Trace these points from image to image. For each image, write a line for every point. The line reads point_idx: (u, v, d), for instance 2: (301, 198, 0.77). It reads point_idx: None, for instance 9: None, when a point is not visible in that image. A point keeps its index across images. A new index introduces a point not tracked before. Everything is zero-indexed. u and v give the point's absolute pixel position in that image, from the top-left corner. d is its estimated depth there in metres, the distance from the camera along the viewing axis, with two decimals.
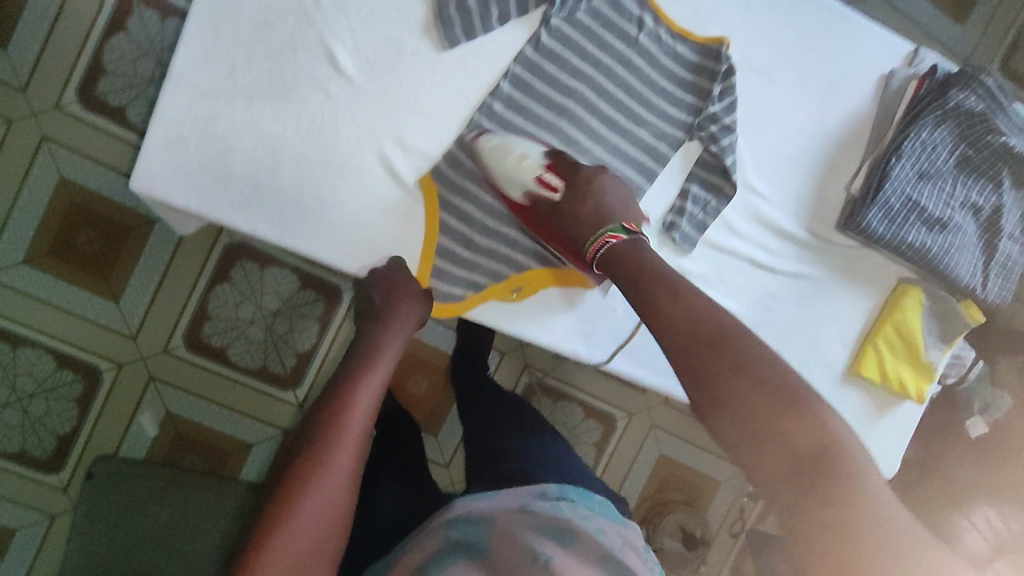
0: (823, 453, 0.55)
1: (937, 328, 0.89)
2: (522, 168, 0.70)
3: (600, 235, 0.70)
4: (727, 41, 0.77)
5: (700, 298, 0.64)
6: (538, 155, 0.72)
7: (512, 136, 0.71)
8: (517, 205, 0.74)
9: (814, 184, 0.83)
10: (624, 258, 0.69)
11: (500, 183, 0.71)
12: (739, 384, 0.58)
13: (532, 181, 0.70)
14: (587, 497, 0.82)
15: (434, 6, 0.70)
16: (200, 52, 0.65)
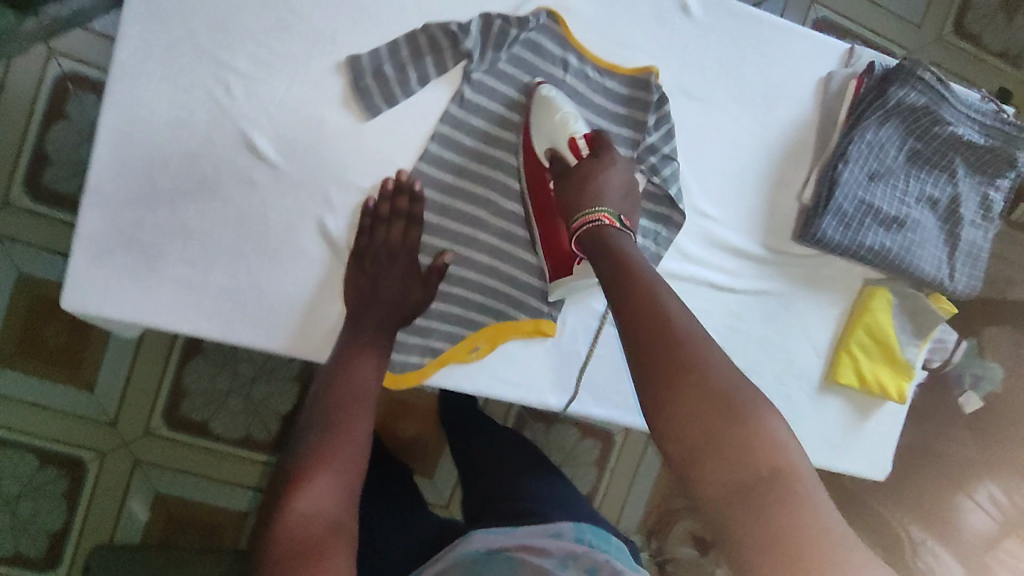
0: (778, 472, 0.46)
1: (909, 325, 0.88)
2: (559, 126, 0.69)
3: (592, 213, 0.65)
4: (656, 70, 0.75)
5: (661, 293, 0.57)
6: (584, 125, 0.71)
7: (568, 98, 0.71)
8: (536, 163, 0.72)
9: (763, 198, 0.83)
10: (606, 240, 0.63)
11: (534, 128, 0.71)
12: (679, 388, 0.50)
13: (563, 138, 0.69)
14: (604, 537, 0.74)
15: (350, 78, 0.68)
16: (114, 162, 0.64)
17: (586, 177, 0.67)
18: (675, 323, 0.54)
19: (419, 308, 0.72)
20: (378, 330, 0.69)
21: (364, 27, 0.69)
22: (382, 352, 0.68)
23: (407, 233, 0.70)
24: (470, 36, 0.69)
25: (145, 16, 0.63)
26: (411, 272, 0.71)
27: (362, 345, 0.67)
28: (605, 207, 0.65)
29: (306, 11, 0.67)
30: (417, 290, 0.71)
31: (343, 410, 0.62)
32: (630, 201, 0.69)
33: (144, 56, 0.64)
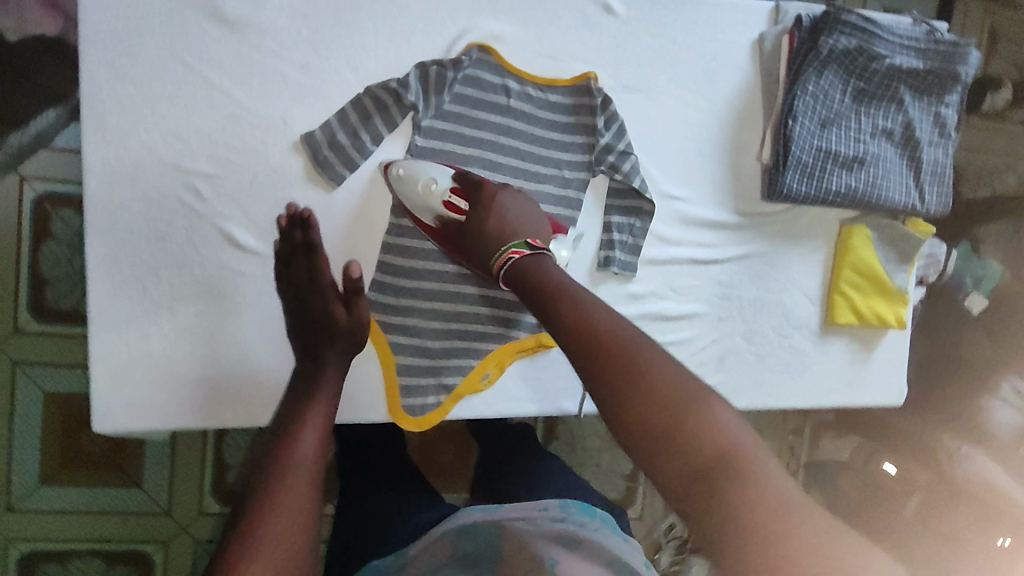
0: (730, 451, 0.49)
1: (893, 253, 0.91)
2: (429, 195, 0.71)
3: (503, 252, 0.69)
4: (594, 74, 0.78)
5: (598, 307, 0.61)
6: (448, 176, 0.73)
7: (423, 160, 0.72)
8: (428, 228, 0.74)
9: (726, 168, 0.85)
10: (523, 271, 0.67)
11: (410, 207, 0.73)
12: (632, 385, 0.53)
13: (437, 204, 0.72)
14: (590, 510, 0.74)
15: (307, 154, 0.71)
16: (109, 285, 0.68)
17: (486, 217, 0.71)
18: (611, 335, 0.57)
19: (360, 326, 0.71)
20: (321, 378, 0.67)
21: (311, 102, 0.71)
22: (328, 406, 0.65)
23: (317, 263, 0.71)
24: (410, 89, 0.72)
25: (104, 143, 0.66)
26: (332, 294, 0.70)
27: (311, 397, 0.65)
28: (511, 242, 0.70)
29: (253, 101, 0.70)
30: (342, 310, 0.71)
31: (285, 472, 0.56)
32: (540, 222, 0.73)
33: (113, 181, 0.67)
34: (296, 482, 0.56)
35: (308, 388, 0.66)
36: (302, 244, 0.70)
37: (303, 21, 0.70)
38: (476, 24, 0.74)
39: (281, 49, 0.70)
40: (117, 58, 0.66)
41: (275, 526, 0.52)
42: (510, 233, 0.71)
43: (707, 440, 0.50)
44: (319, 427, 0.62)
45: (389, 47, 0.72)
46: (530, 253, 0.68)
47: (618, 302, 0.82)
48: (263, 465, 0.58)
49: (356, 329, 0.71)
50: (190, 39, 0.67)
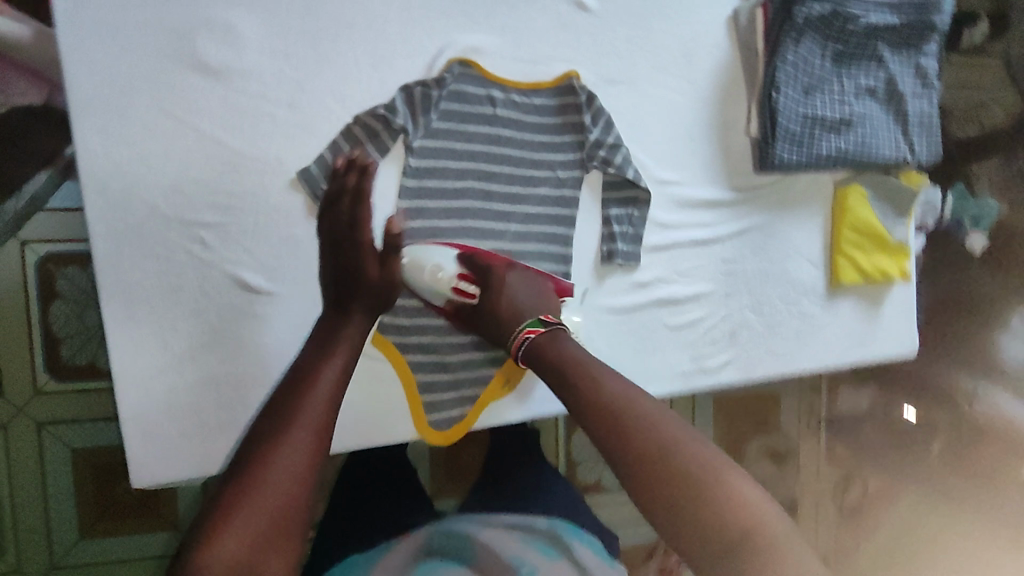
0: (750, 525, 0.54)
1: (889, 208, 0.92)
2: (437, 282, 0.74)
3: (519, 333, 0.73)
4: (575, 72, 0.79)
5: (614, 378, 0.64)
6: (450, 258, 0.75)
7: (422, 245, 0.75)
8: (440, 310, 0.77)
9: (716, 146, 0.85)
10: (543, 348, 0.71)
11: (416, 293, 0.76)
12: (653, 466, 0.57)
13: (447, 289, 0.75)
14: (576, 531, 0.79)
15: (305, 190, 0.72)
16: (129, 344, 0.69)
17: (497, 301, 0.76)
18: (628, 404, 0.61)
19: (387, 286, 0.73)
20: (339, 333, 0.69)
21: (302, 138, 0.72)
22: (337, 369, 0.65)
23: (357, 215, 0.72)
24: (398, 112, 0.73)
25: (105, 207, 0.67)
26: (370, 246, 0.72)
27: (323, 359, 0.65)
28: (526, 321, 0.74)
29: (245, 145, 0.70)
30: (375, 266, 0.72)
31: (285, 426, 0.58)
32: (549, 299, 0.78)
33: (119, 241, 0.68)
34: (294, 435, 0.57)
35: (322, 352, 0.67)
36: (347, 197, 0.72)
37: (284, 60, 0.70)
38: (454, 39, 0.75)
39: (267, 90, 0.70)
40: (108, 122, 0.67)
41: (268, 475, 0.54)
42: (520, 314, 0.75)
43: (731, 510, 0.55)
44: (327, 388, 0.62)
45: (371, 73, 0.73)
46: (544, 331, 0.72)
47: (626, 292, 0.84)
48: (277, 406, 0.60)
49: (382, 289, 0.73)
50: (177, 93, 0.68)
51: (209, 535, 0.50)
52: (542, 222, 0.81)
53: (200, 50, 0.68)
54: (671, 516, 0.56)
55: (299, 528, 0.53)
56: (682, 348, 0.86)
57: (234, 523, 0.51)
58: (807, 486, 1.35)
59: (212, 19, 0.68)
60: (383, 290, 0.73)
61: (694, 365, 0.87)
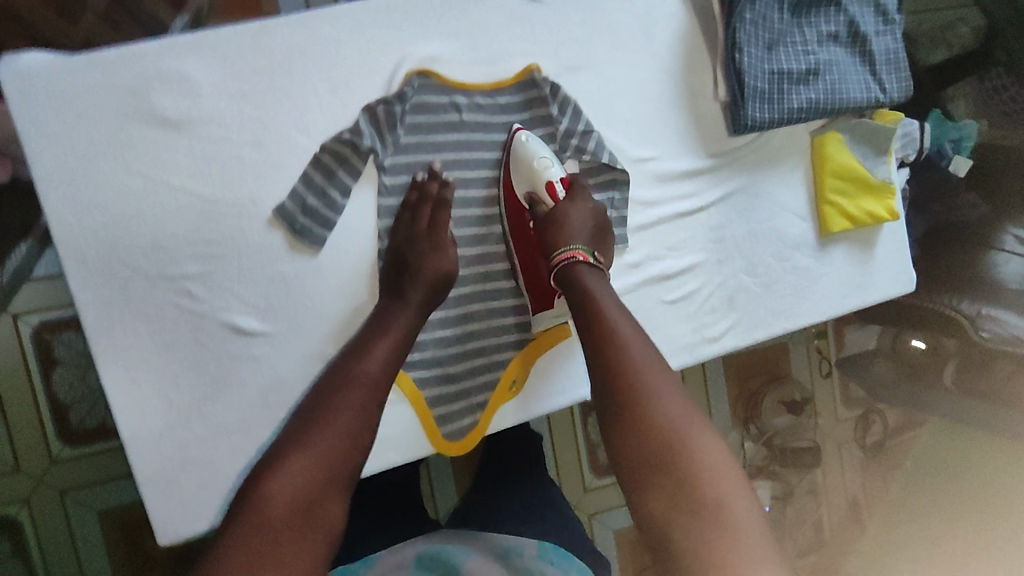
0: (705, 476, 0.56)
1: (868, 149, 0.91)
2: (540, 168, 0.76)
3: (569, 248, 0.72)
4: (536, 65, 0.78)
5: (629, 333, 0.65)
6: (560, 168, 0.78)
7: (546, 144, 0.78)
8: (515, 198, 0.78)
9: (687, 116, 0.85)
10: (579, 274, 0.71)
11: (513, 167, 0.77)
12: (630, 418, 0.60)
13: (541, 181, 0.76)
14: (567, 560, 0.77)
15: (284, 227, 0.71)
16: (134, 407, 0.69)
17: (568, 213, 0.75)
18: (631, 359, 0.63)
19: (450, 277, 0.75)
20: (390, 311, 0.72)
21: (273, 175, 0.71)
22: (394, 339, 0.70)
23: (437, 214, 0.75)
24: (364, 134, 0.72)
25: (87, 275, 0.67)
26: (435, 212, 0.75)
27: (383, 326, 0.71)
28: (578, 244, 0.73)
29: (216, 191, 0.70)
30: (445, 255, 0.74)
31: (341, 391, 0.65)
32: (600, 242, 0.76)
33: (107, 307, 0.67)
34: (353, 395, 0.65)
35: (382, 316, 0.71)
36: (432, 198, 0.75)
37: (242, 100, 0.70)
38: (408, 52, 0.74)
39: (230, 133, 0.70)
40: (77, 190, 0.66)
41: (327, 429, 0.62)
42: (570, 233, 0.73)
43: (693, 465, 0.57)
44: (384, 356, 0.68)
45: (331, 99, 0.72)
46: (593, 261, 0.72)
47: (619, 275, 0.83)
48: (332, 384, 0.66)
49: (441, 278, 0.74)
50: (141, 151, 0.68)
51: (257, 495, 0.58)
52: None
53: (157, 104, 0.68)
54: (635, 460, 0.59)
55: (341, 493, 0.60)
56: (682, 322, 0.86)
57: (277, 488, 0.58)
58: (831, 432, 1.51)
59: (164, 72, 0.68)
60: (446, 275, 0.74)
61: (697, 337, 0.87)
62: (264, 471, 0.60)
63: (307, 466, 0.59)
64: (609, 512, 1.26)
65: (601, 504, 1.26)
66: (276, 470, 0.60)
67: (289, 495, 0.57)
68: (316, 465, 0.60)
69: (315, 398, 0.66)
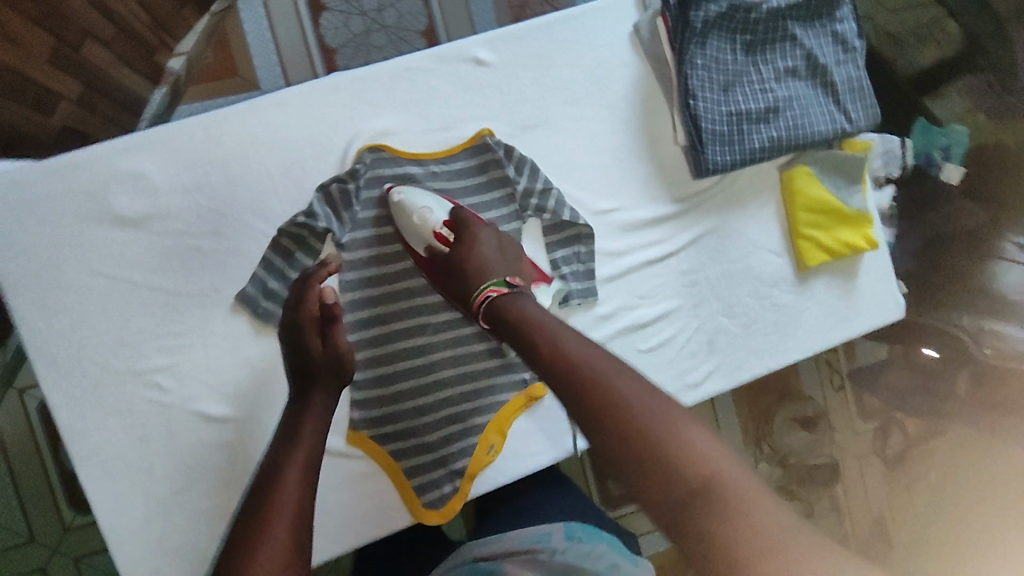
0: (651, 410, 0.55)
1: (841, 179, 0.88)
2: (423, 223, 0.73)
3: (481, 291, 0.70)
4: (487, 129, 0.78)
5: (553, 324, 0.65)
6: (444, 210, 0.74)
7: (416, 190, 0.75)
8: (418, 258, 0.76)
9: (648, 162, 0.84)
10: (503, 302, 0.69)
11: (403, 229, 0.75)
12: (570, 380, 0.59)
13: (429, 234, 0.73)
14: (594, 533, 0.75)
15: (248, 312, 0.72)
16: (113, 501, 0.70)
17: (470, 249, 0.72)
18: (561, 341, 0.63)
19: (341, 356, 0.70)
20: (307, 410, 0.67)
21: (233, 262, 0.72)
22: (312, 441, 0.65)
23: (318, 296, 0.71)
24: (319, 216, 0.72)
25: (60, 376, 0.69)
26: (314, 294, 0.71)
27: (299, 425, 0.65)
28: (489, 279, 0.71)
29: (180, 283, 0.71)
30: (318, 340, 0.70)
31: (263, 529, 0.56)
32: (516, 260, 0.74)
33: (80, 405, 0.69)
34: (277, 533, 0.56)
35: (291, 427, 0.65)
36: (314, 301, 0.71)
37: (198, 192, 0.71)
38: (359, 129, 0.75)
39: (189, 226, 0.71)
40: (43, 294, 0.68)
41: None
42: (488, 269, 0.71)
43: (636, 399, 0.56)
44: (299, 472, 0.62)
45: (285, 181, 0.73)
46: (508, 289, 0.70)
47: (591, 329, 0.83)
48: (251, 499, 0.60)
49: (336, 357, 0.69)
50: (102, 250, 0.69)
51: None
52: None
53: (114, 204, 0.69)
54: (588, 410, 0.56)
55: None
56: (660, 370, 0.85)
57: None
58: (849, 447, 1.40)
59: (120, 172, 0.69)
60: (343, 366, 0.70)
61: (679, 383, 0.85)
62: None
63: None
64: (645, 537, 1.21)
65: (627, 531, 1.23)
66: None
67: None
68: None
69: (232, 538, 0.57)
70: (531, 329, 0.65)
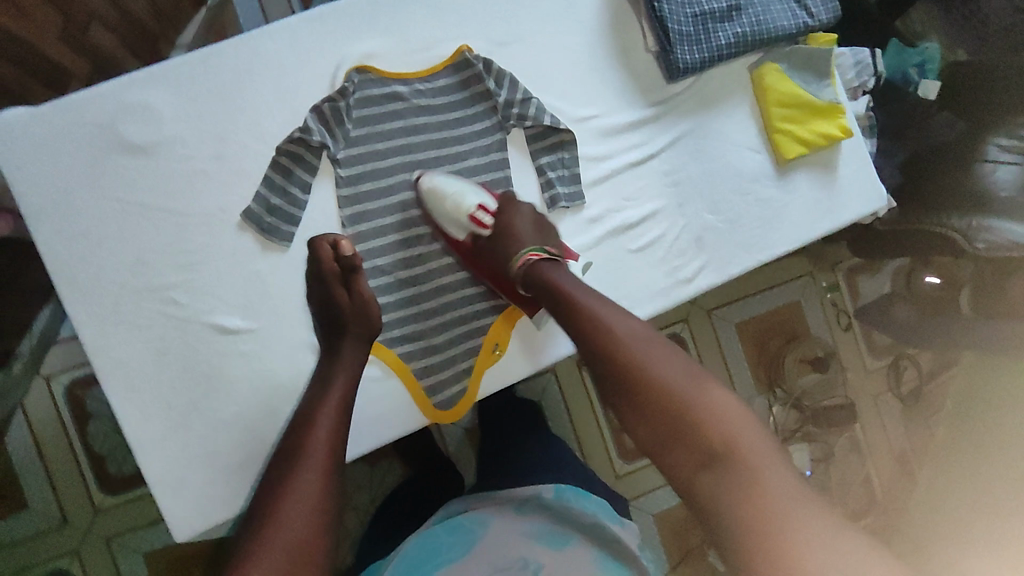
0: (670, 383, 0.60)
1: (811, 73, 0.92)
2: (458, 208, 0.77)
3: (522, 255, 0.75)
4: (466, 46, 0.83)
5: (577, 287, 0.71)
6: (479, 198, 0.79)
7: (451, 181, 0.79)
8: (457, 242, 0.80)
9: (622, 70, 0.88)
10: (539, 264, 0.74)
11: (437, 218, 0.79)
12: (597, 344, 0.65)
13: (463, 217, 0.77)
14: (583, 496, 0.86)
15: (254, 228, 0.77)
16: (138, 413, 0.73)
17: (510, 217, 0.78)
18: (590, 305, 0.68)
19: (366, 302, 0.75)
20: (337, 360, 0.72)
21: (236, 182, 0.77)
22: (343, 390, 0.69)
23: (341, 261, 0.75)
24: (313, 131, 0.77)
25: (82, 296, 0.73)
26: (329, 268, 0.75)
27: (331, 377, 0.70)
28: (528, 245, 0.76)
29: (188, 206, 0.76)
30: (344, 294, 0.74)
31: (292, 478, 0.60)
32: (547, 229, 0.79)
33: (102, 322, 0.73)
34: (306, 464, 0.61)
35: (324, 377, 0.70)
36: (332, 260, 0.75)
37: (199, 119, 0.76)
38: (346, 52, 0.80)
39: (193, 152, 0.76)
40: (62, 221, 0.73)
41: (286, 521, 0.56)
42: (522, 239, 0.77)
43: (658, 367, 0.62)
44: (333, 410, 0.67)
45: (280, 104, 0.78)
46: (546, 256, 0.75)
47: (581, 231, 0.86)
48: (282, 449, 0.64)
49: (362, 307, 0.74)
50: (115, 177, 0.74)
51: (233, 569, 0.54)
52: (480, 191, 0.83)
53: (123, 133, 0.74)
54: (618, 374, 0.62)
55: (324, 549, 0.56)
56: (653, 268, 0.88)
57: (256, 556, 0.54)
58: (860, 387, 1.40)
59: (127, 103, 0.74)
60: (367, 314, 0.75)
61: (671, 280, 0.88)
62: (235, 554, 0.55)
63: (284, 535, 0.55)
64: (644, 497, 1.28)
65: (641, 487, 1.29)
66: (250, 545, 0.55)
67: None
68: (293, 531, 0.56)
69: (267, 486, 0.61)
70: (561, 291, 0.70)
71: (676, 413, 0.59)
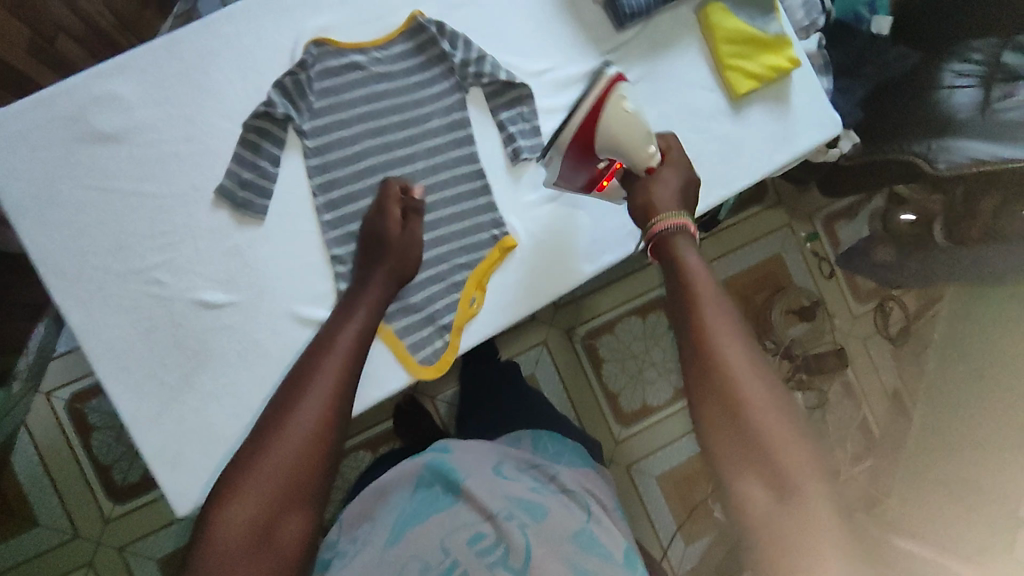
0: (747, 392, 0.58)
1: (755, 10, 0.94)
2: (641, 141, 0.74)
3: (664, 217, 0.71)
4: (418, 12, 0.85)
5: (693, 267, 0.67)
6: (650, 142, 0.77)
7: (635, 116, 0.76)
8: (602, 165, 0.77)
9: (572, 23, 0.91)
10: (675, 241, 0.69)
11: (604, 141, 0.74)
12: (688, 331, 0.63)
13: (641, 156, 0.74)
14: (558, 442, 0.92)
15: (228, 204, 0.79)
16: (132, 391, 0.76)
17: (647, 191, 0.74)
18: (705, 287, 0.65)
19: (410, 242, 0.79)
20: (367, 286, 0.77)
21: (207, 162, 0.79)
22: (364, 321, 0.75)
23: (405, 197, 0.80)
24: (276, 104, 0.79)
25: (70, 284, 0.76)
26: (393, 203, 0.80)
27: (352, 308, 0.76)
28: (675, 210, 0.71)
29: (162, 188, 0.78)
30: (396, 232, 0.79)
31: (290, 420, 0.65)
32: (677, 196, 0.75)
33: (91, 307, 0.76)
34: (314, 399, 0.67)
35: (349, 304, 0.76)
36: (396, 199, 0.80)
37: (166, 104, 0.79)
38: (302, 27, 0.82)
39: (162, 135, 0.78)
40: (45, 214, 0.76)
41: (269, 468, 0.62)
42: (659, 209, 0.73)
43: (741, 370, 0.59)
44: (348, 347, 0.72)
45: (243, 82, 0.80)
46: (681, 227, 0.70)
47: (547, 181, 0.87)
48: (293, 380, 0.70)
49: (406, 244, 0.79)
50: (91, 167, 0.77)
51: (217, 509, 0.61)
52: (446, 150, 0.85)
53: (94, 123, 0.77)
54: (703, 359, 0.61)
55: (302, 499, 0.62)
56: None
57: (236, 502, 0.60)
58: (850, 332, 1.40)
59: (96, 95, 0.77)
60: (408, 255, 0.79)
61: None
62: (223, 486, 0.62)
63: (259, 487, 0.61)
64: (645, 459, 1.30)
65: (636, 453, 1.30)
66: (235, 486, 0.62)
67: (229, 544, 0.59)
68: (270, 481, 0.61)
69: (269, 417, 0.67)
70: (677, 263, 0.67)
71: (742, 414, 0.57)
